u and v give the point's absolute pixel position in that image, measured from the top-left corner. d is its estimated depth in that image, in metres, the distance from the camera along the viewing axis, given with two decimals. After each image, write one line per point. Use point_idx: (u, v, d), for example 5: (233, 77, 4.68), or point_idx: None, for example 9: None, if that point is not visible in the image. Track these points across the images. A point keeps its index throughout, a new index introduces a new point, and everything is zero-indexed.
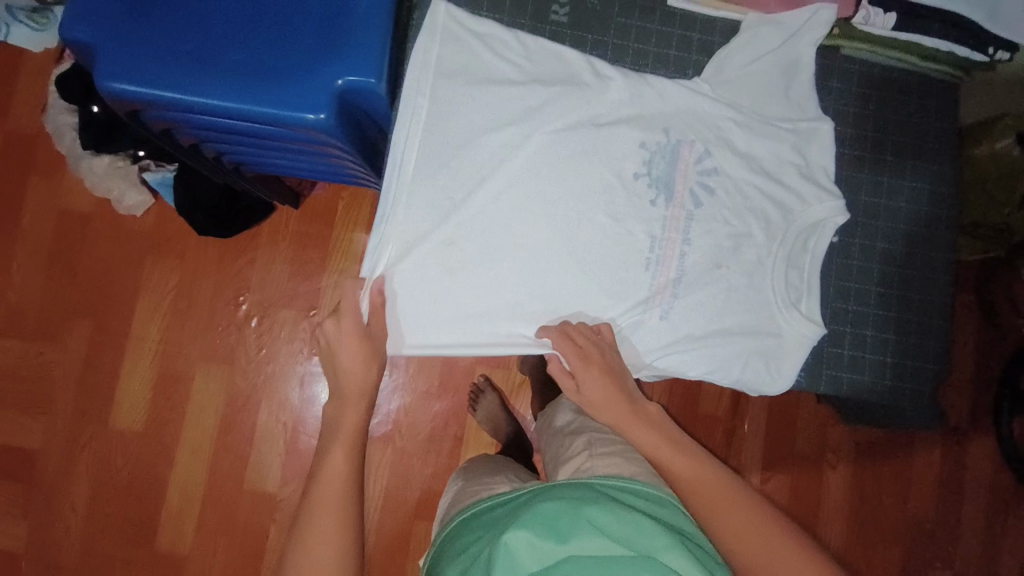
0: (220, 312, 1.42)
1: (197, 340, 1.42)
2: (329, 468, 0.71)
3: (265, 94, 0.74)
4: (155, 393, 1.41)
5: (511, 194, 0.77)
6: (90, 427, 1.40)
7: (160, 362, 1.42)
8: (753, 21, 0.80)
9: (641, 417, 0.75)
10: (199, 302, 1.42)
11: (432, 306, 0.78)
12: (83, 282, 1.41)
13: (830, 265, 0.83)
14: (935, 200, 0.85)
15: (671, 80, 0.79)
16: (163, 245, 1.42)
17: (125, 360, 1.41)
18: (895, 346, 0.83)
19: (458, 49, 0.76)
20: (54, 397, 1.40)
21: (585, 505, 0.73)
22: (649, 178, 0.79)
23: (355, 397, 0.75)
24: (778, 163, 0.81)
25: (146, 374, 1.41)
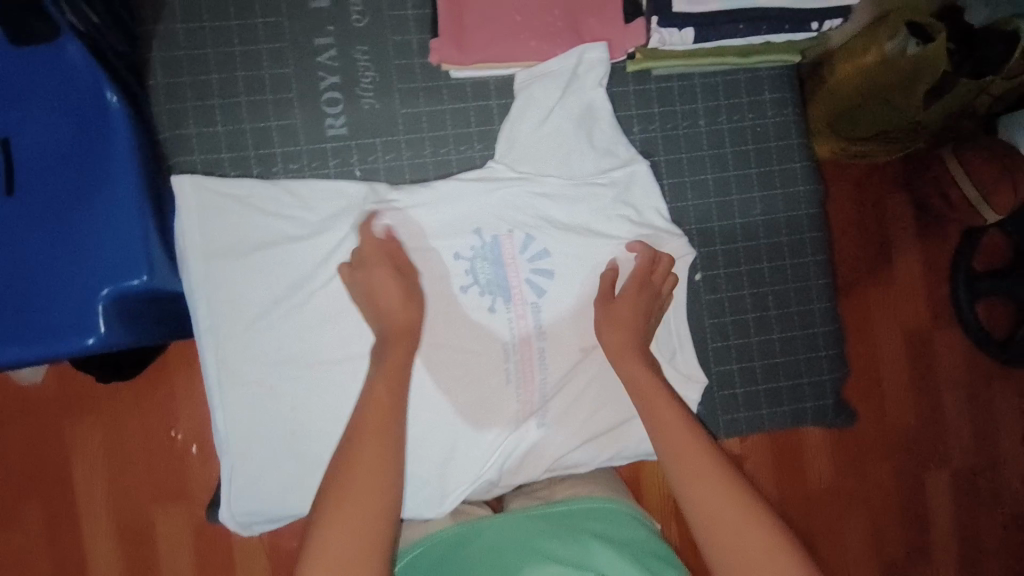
0: (156, 454, 1.06)
1: (150, 484, 1.06)
2: (372, 404, 0.64)
3: (28, 335, 0.65)
4: (126, 555, 1.06)
5: (339, 352, 0.74)
6: None
7: (118, 523, 1.05)
8: (525, 79, 0.73)
9: (649, 373, 0.68)
10: (136, 449, 1.06)
11: (300, 493, 0.75)
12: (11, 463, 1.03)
13: (701, 306, 0.77)
14: (790, 202, 0.78)
15: (464, 174, 0.75)
16: (80, 396, 1.05)
17: (82, 536, 1.05)
18: (787, 368, 0.78)
19: (221, 219, 0.71)
20: None
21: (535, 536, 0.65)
22: (478, 287, 0.76)
23: (397, 334, 0.68)
24: (606, 222, 0.77)
25: (110, 548, 1.05)
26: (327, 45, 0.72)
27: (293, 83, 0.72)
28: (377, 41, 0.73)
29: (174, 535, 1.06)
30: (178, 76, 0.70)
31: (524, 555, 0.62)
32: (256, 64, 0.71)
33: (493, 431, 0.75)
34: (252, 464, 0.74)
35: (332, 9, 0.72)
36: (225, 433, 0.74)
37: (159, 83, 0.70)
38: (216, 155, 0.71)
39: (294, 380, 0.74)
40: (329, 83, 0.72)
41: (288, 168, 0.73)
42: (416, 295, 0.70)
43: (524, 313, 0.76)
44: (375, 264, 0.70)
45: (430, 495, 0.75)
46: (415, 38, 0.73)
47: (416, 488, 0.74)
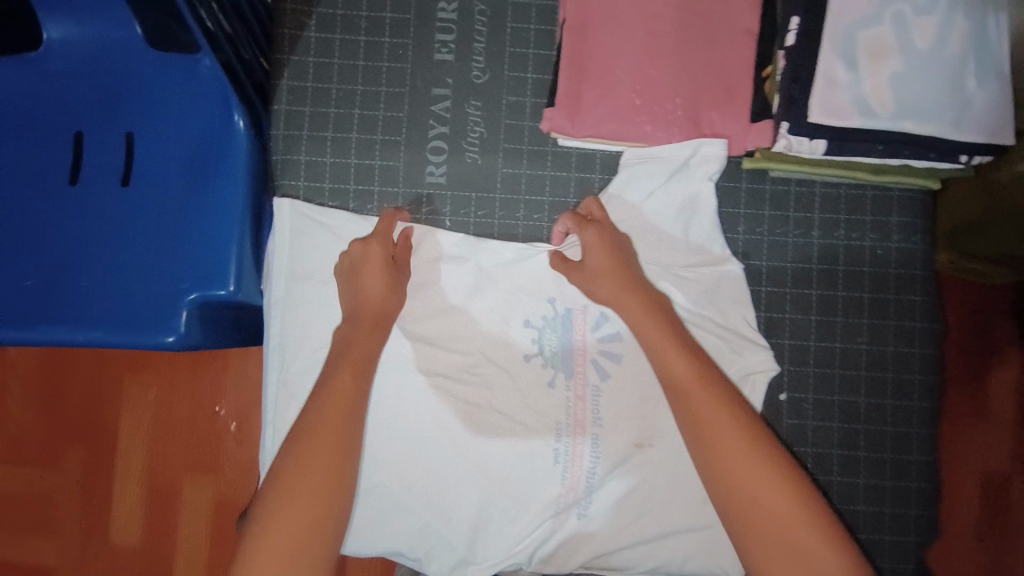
0: (198, 426, 1.08)
1: (187, 452, 1.08)
2: (333, 391, 0.62)
3: (122, 319, 0.69)
4: (151, 511, 1.08)
5: (400, 400, 0.73)
6: (93, 549, 1.07)
7: (151, 482, 1.08)
8: (632, 158, 0.71)
9: (688, 356, 0.61)
10: (180, 418, 1.07)
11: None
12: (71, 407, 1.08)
13: (782, 429, 0.72)
14: (902, 338, 0.72)
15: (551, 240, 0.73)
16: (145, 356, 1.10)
17: (116, 487, 1.08)
18: (868, 518, 0.72)
19: (309, 242, 0.72)
20: (55, 521, 1.07)
21: None
22: (542, 359, 0.74)
23: (368, 324, 0.66)
24: (689, 320, 0.71)
25: (137, 502, 1.07)
26: (443, 96, 0.73)
27: (405, 127, 0.73)
28: (491, 100, 0.73)
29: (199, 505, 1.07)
30: (300, 104, 0.73)
31: None
32: (373, 105, 0.73)
33: (534, 507, 0.72)
34: None
35: (455, 62, 0.73)
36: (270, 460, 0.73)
37: (282, 108, 0.73)
38: (318, 183, 0.73)
39: None
40: (438, 132, 0.73)
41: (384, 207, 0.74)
42: (400, 290, 0.69)
43: (581, 389, 0.74)
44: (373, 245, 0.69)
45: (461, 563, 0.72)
46: (530, 102, 0.73)
47: (447, 552, 0.72)
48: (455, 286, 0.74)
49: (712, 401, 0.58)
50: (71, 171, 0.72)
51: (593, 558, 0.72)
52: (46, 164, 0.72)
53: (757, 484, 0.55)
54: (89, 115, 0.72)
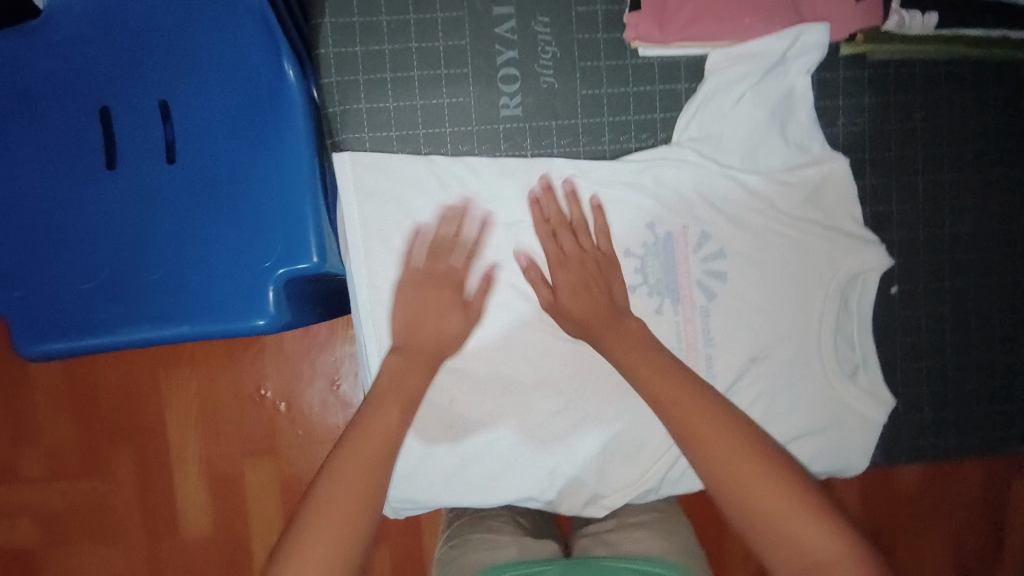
0: (248, 412, 1.01)
1: (242, 438, 1.01)
2: (377, 427, 0.55)
3: (205, 309, 0.64)
4: (217, 501, 1.02)
5: (507, 351, 0.70)
6: (165, 546, 1.02)
7: (211, 473, 1.02)
8: (721, 60, 0.67)
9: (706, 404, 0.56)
10: (228, 405, 1.01)
11: (461, 494, 0.70)
12: (109, 410, 1.00)
13: (892, 319, 0.72)
14: (1010, 213, 0.71)
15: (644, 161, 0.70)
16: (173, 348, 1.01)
17: (175, 483, 1.02)
18: (979, 396, 0.73)
19: (386, 198, 0.67)
20: (118, 526, 1.02)
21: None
22: (647, 287, 0.72)
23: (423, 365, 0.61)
24: (794, 224, 0.70)
25: (200, 492, 1.02)
26: (506, 16, 0.67)
27: (469, 56, 0.67)
28: (560, 13, 0.67)
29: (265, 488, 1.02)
30: (350, 46, 0.66)
31: None
32: (432, 36, 0.66)
33: (657, 435, 0.71)
34: (407, 460, 0.70)
35: None
36: None
37: (329, 53, 0.66)
38: (384, 132, 0.67)
39: (453, 374, 0.70)
40: (507, 58, 0.67)
41: (457, 148, 0.68)
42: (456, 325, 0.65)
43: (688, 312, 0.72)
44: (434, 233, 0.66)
45: (586, 498, 0.72)
46: (602, 10, 0.67)
47: (574, 491, 0.71)
48: (510, 229, 0.68)
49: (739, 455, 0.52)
50: (107, 155, 0.64)
51: None
52: (76, 151, 0.64)
53: (787, 525, 0.50)
54: (115, 88, 0.64)
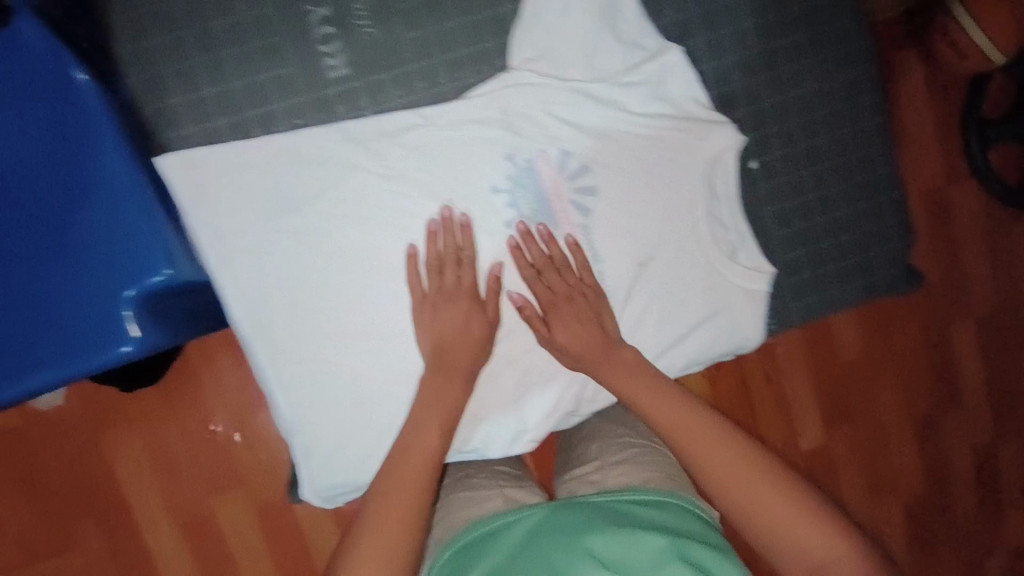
0: (204, 450, 1.04)
1: (204, 481, 1.04)
2: (421, 450, 0.65)
3: (65, 351, 0.60)
4: (194, 555, 1.05)
5: (400, 315, 0.71)
6: None
7: (180, 527, 1.04)
8: None
9: (677, 406, 0.70)
10: (176, 453, 1.03)
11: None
12: (48, 496, 1.00)
13: (754, 193, 0.75)
14: (844, 63, 0.73)
15: (483, 95, 0.68)
16: (99, 413, 1.01)
17: (141, 548, 1.03)
18: (853, 245, 0.77)
19: (233, 191, 0.65)
20: None
21: (590, 533, 0.60)
22: (524, 219, 0.72)
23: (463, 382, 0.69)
24: (647, 123, 0.72)
25: (176, 551, 1.04)
26: None
27: (278, 23, 0.64)
28: None
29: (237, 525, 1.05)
30: (151, 41, 0.63)
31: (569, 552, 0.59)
32: (233, 10, 0.63)
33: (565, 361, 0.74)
34: (329, 443, 0.71)
35: None
36: (289, 426, 0.71)
37: (131, 54, 0.63)
38: (209, 124, 0.64)
39: (352, 350, 0.70)
40: (319, 17, 0.64)
41: (292, 122, 0.66)
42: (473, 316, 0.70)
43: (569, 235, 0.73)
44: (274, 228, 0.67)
45: (515, 434, 0.75)
46: None
47: (502, 429, 0.74)
48: (367, 199, 0.68)
49: (711, 451, 0.66)
50: None
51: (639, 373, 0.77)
52: None
53: (771, 506, 0.63)
54: None
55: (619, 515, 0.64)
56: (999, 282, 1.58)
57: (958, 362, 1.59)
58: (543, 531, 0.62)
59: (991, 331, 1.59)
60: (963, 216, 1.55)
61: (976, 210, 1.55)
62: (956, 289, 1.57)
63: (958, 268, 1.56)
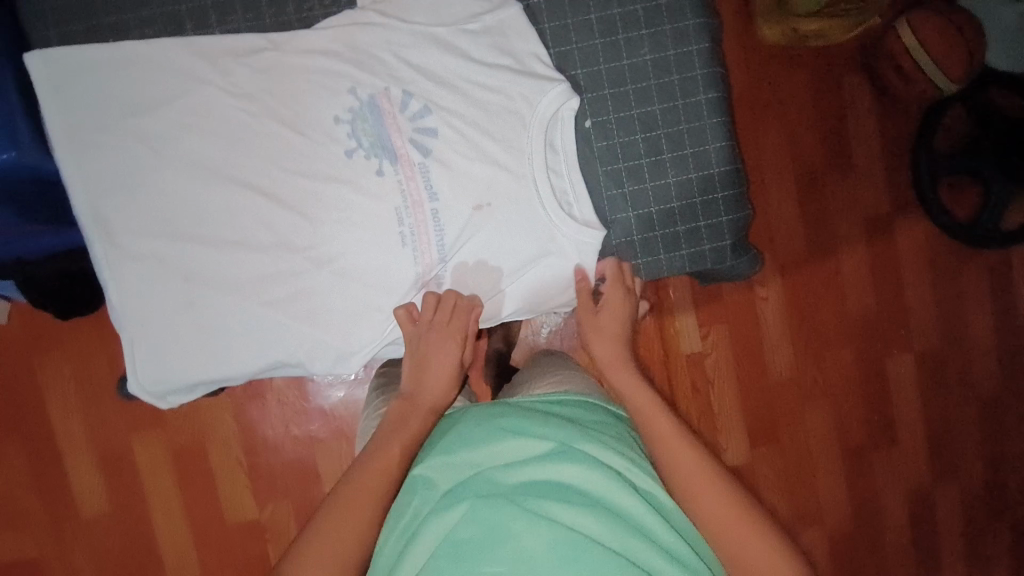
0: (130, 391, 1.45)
1: (123, 413, 1.45)
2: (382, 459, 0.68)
3: None
4: (106, 475, 1.45)
5: (230, 225, 0.73)
6: (68, 527, 1.45)
7: (97, 450, 1.44)
8: None
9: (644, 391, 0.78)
10: (104, 384, 1.45)
11: (212, 365, 0.74)
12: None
13: (591, 150, 0.78)
14: (682, 37, 0.77)
15: (323, 37, 0.72)
16: (44, 343, 1.41)
17: (64, 458, 1.43)
18: (684, 211, 0.79)
19: (82, 87, 0.69)
20: (23, 512, 1.44)
21: (510, 417, 0.67)
22: (364, 151, 0.74)
23: (427, 411, 0.76)
24: (489, 72, 0.74)
25: (91, 472, 1.44)
26: None
27: None
28: None
29: (152, 451, 1.45)
30: None
31: (492, 431, 0.65)
32: None
33: (390, 293, 0.76)
34: (152, 337, 0.73)
35: None
36: (118, 317, 0.73)
37: None
38: (71, 28, 0.71)
39: (184, 251, 0.72)
40: None
41: (143, 32, 0.71)
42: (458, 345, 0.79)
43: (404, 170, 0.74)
44: (116, 129, 0.70)
45: (342, 356, 0.77)
46: None
47: (326, 351, 0.76)
48: (205, 112, 0.71)
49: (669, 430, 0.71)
50: None
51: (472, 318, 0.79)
52: None
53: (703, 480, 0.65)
54: None
55: (544, 409, 0.71)
56: (943, 322, 1.51)
57: (892, 398, 1.51)
58: (481, 411, 0.71)
59: (931, 371, 1.52)
60: (909, 250, 1.48)
61: (925, 245, 1.49)
62: (900, 322, 1.50)
63: (902, 300, 1.49)
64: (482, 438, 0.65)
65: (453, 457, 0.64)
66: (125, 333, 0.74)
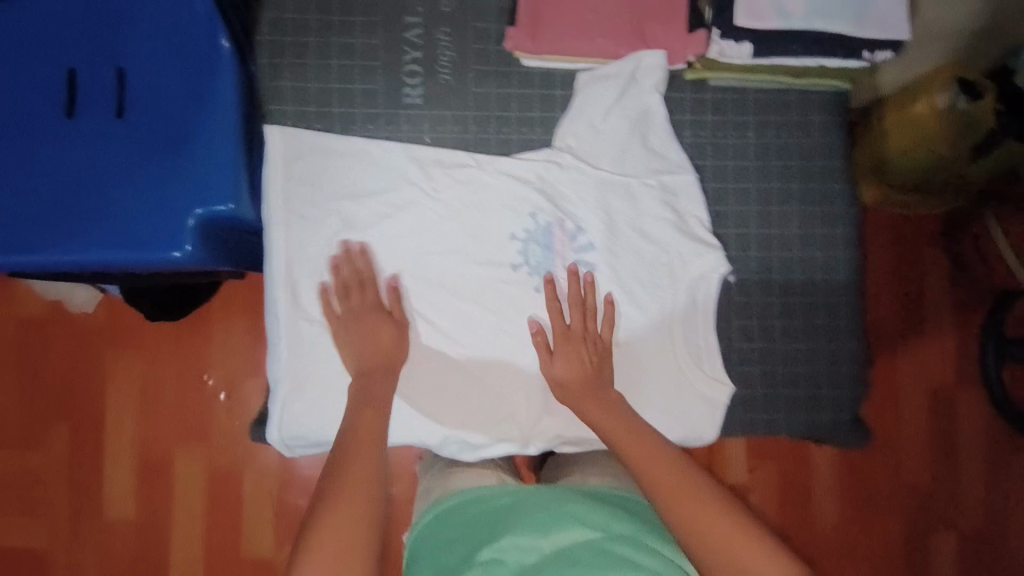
0: (186, 398, 1.37)
1: (174, 422, 1.36)
2: (359, 429, 0.72)
3: (128, 236, 0.75)
4: (141, 481, 1.36)
5: (398, 311, 0.80)
6: (87, 526, 1.35)
7: (139, 455, 1.36)
8: (586, 80, 0.79)
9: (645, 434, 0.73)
10: (164, 391, 1.37)
11: None
12: (57, 388, 1.36)
13: (728, 306, 0.82)
14: (830, 219, 0.82)
15: (511, 162, 0.80)
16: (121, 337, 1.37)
17: (106, 456, 1.36)
18: (807, 377, 0.81)
19: (301, 166, 0.78)
20: (49, 500, 1.36)
21: (566, 505, 0.76)
22: (529, 269, 0.81)
23: (377, 372, 0.77)
24: (652, 223, 0.81)
25: (127, 476, 1.36)
26: (414, 24, 0.80)
27: (380, 52, 0.79)
28: (459, 26, 0.80)
29: (191, 468, 1.36)
30: (280, 35, 0.77)
31: (548, 519, 0.73)
32: (349, 33, 0.78)
33: (525, 401, 0.81)
34: (306, 393, 0.78)
35: None
36: (278, 370, 0.79)
37: (264, 40, 0.78)
38: (304, 107, 0.79)
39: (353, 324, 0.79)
40: (412, 57, 0.80)
41: (365, 127, 0.80)
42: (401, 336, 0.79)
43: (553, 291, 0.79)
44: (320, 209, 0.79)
45: (471, 448, 0.81)
46: (494, 27, 0.80)
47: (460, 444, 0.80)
48: (400, 208, 0.80)
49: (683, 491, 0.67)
50: (67, 104, 0.77)
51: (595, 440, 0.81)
52: (40, 93, 0.77)
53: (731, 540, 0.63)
54: (81, 56, 0.77)
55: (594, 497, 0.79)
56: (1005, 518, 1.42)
57: None
58: (534, 496, 0.79)
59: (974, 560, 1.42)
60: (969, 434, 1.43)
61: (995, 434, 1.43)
62: (954, 506, 1.43)
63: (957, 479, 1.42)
64: (541, 524, 0.72)
65: (507, 551, 0.70)
66: (274, 386, 0.79)
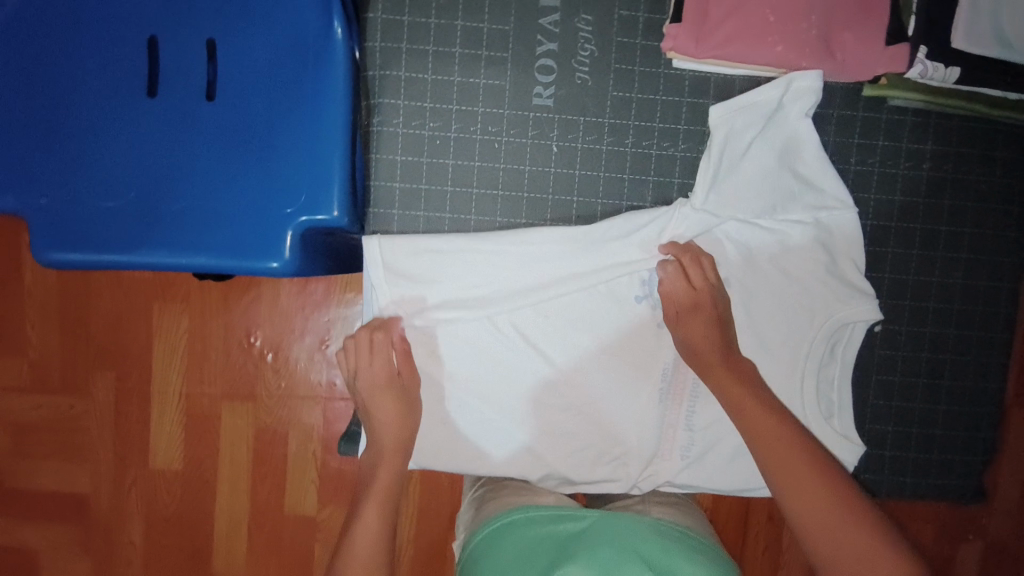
0: (232, 356, 1.00)
1: (220, 377, 1.00)
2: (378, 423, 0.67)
3: (215, 239, 0.66)
4: (188, 434, 1.01)
5: (509, 335, 0.72)
6: (131, 470, 1.01)
7: (187, 407, 1.00)
8: (724, 112, 0.67)
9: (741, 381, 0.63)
10: (211, 347, 0.99)
11: (447, 463, 0.73)
12: (98, 333, 0.99)
13: (870, 356, 0.75)
14: (995, 271, 0.74)
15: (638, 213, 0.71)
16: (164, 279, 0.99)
17: (150, 410, 1.00)
18: (942, 441, 0.76)
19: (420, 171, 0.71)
20: (90, 441, 1.01)
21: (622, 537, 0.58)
22: (652, 301, 0.72)
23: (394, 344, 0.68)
24: (803, 261, 0.71)
25: (174, 431, 1.01)
26: (553, 8, 0.69)
27: (511, 42, 0.70)
28: (603, 13, 0.70)
29: (237, 429, 1.00)
30: (398, 13, 0.69)
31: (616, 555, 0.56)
32: (478, 16, 0.69)
33: (639, 443, 0.73)
34: None
35: None
36: None
37: (378, 17, 0.69)
38: (418, 103, 0.70)
39: (458, 350, 0.72)
40: (546, 49, 0.70)
41: (487, 129, 0.71)
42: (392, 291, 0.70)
43: (712, 332, 0.66)
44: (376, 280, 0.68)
45: (575, 488, 0.74)
46: (644, 17, 0.70)
47: (567, 484, 0.74)
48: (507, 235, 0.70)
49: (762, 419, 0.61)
50: (149, 81, 0.67)
51: (709, 487, 0.74)
52: (117, 62, 0.66)
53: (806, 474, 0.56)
54: (163, 18, 0.66)
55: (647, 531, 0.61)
56: None
57: None
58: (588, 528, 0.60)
59: None
60: None
61: None
62: None
63: None
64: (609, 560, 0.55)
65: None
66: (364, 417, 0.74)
